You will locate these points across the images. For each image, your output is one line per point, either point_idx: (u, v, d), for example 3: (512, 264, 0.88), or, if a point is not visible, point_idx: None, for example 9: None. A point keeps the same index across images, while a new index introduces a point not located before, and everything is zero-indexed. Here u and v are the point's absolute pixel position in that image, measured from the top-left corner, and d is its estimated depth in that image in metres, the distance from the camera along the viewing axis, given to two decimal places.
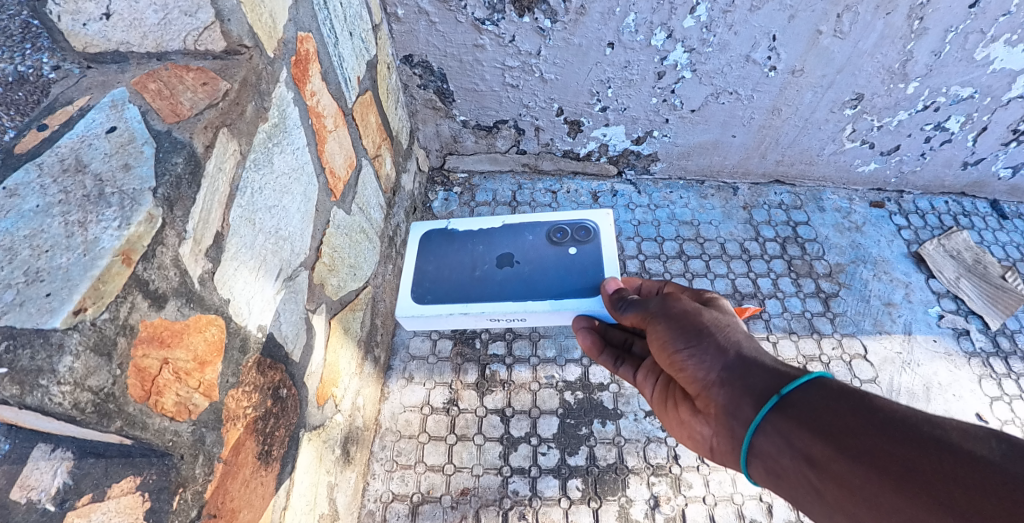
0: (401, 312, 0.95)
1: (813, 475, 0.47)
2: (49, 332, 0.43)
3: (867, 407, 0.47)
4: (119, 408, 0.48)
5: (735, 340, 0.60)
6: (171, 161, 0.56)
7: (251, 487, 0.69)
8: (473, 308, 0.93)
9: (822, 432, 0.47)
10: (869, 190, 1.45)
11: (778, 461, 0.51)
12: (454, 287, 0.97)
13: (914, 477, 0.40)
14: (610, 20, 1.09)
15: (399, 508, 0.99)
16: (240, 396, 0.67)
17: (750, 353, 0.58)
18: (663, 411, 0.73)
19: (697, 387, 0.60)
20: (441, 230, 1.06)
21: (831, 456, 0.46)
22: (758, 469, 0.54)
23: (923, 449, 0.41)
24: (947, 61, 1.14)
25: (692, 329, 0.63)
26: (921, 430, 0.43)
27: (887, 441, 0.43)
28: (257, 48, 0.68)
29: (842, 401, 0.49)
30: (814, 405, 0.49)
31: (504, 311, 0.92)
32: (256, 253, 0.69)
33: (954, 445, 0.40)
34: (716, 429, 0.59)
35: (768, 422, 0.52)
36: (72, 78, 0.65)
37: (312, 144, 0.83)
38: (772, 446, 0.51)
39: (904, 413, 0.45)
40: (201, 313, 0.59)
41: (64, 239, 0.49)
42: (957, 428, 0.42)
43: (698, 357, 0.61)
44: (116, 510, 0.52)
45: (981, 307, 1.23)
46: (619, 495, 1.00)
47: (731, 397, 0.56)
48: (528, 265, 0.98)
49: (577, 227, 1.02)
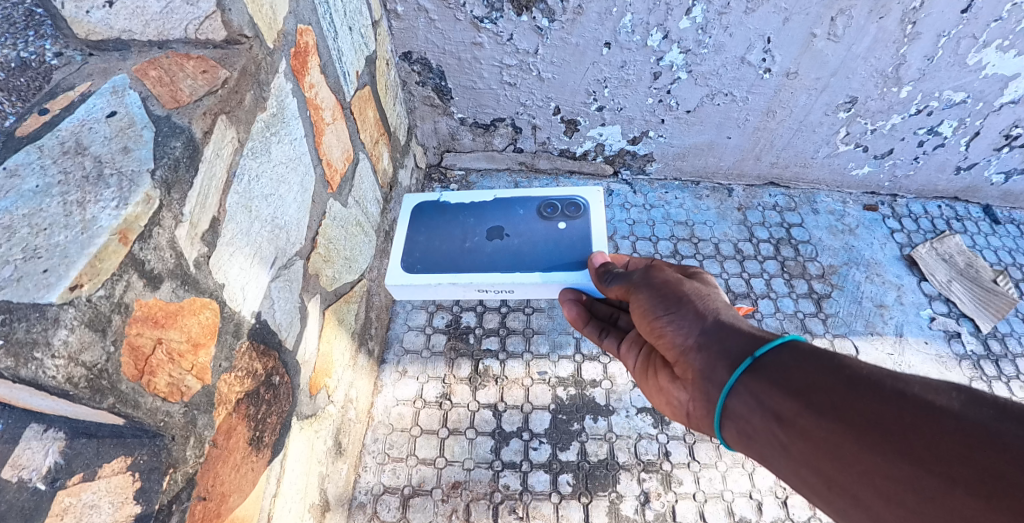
0: (390, 280, 0.96)
1: (781, 431, 0.49)
2: (45, 306, 0.44)
3: (834, 365, 0.48)
4: (112, 384, 0.49)
5: (713, 307, 0.61)
6: (170, 145, 0.57)
7: (241, 472, 0.69)
8: (462, 278, 0.95)
9: (792, 390, 0.49)
10: (863, 193, 1.46)
11: (750, 421, 0.52)
12: (445, 258, 0.99)
13: (876, 427, 0.42)
14: (607, 20, 1.10)
15: (390, 501, 0.99)
16: (232, 380, 0.67)
17: (726, 319, 0.60)
18: (643, 380, 0.74)
19: (676, 353, 0.62)
20: (434, 202, 1.08)
21: (798, 412, 0.47)
22: (731, 431, 0.55)
23: (886, 402, 0.42)
24: (940, 66, 1.15)
25: (672, 297, 0.64)
26: (884, 384, 0.44)
27: (852, 395, 0.45)
28: (257, 38, 0.69)
29: (812, 360, 0.50)
30: (785, 364, 0.50)
31: (492, 281, 0.94)
32: (252, 240, 0.70)
33: (915, 397, 0.42)
34: (693, 394, 0.60)
35: (740, 383, 0.53)
36: (75, 64, 0.66)
37: (310, 136, 0.84)
38: (744, 407, 0.52)
39: (869, 369, 0.46)
40: (196, 296, 0.60)
41: (63, 218, 0.49)
42: (919, 381, 0.43)
43: (676, 324, 0.62)
44: (107, 490, 0.52)
45: (972, 310, 1.24)
46: (609, 491, 1.00)
47: (707, 362, 0.57)
48: (518, 238, 1.00)
49: (567, 203, 1.03)
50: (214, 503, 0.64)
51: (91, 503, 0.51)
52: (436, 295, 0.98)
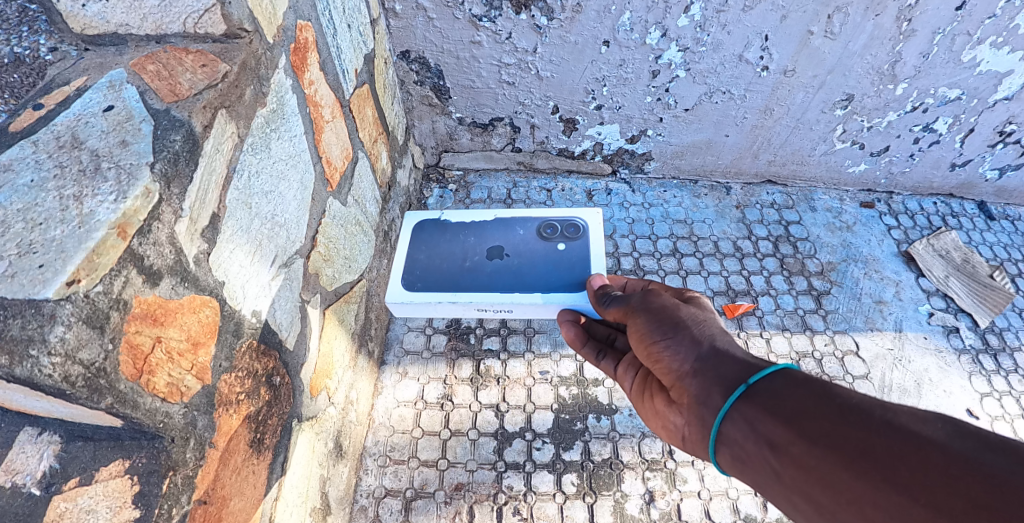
0: (390, 298, 0.95)
1: (773, 458, 0.48)
2: (41, 302, 0.42)
3: (826, 394, 0.47)
4: (110, 384, 0.48)
5: (710, 333, 0.61)
6: (170, 139, 0.55)
7: (242, 475, 0.68)
8: (462, 297, 0.94)
9: (784, 417, 0.48)
10: (859, 190, 1.47)
11: (744, 447, 0.51)
12: (444, 277, 0.98)
13: (865, 457, 0.41)
14: (605, 18, 1.10)
15: (391, 504, 0.98)
16: (233, 381, 0.66)
17: (722, 345, 0.59)
18: (640, 402, 0.73)
19: (672, 378, 0.61)
20: (434, 221, 1.08)
21: (790, 439, 0.47)
22: (725, 457, 0.54)
23: (874, 431, 0.42)
24: (935, 63, 1.16)
25: (668, 321, 0.64)
26: (873, 415, 0.43)
27: (841, 424, 0.44)
28: (257, 32, 0.68)
29: (805, 388, 0.49)
30: (779, 392, 0.50)
31: (491, 301, 0.93)
32: (252, 237, 0.69)
33: (903, 428, 0.41)
34: (689, 418, 0.59)
35: (735, 410, 0.52)
36: (70, 60, 0.64)
37: (310, 133, 0.83)
38: (738, 433, 0.52)
39: (859, 399, 0.45)
40: (196, 294, 0.59)
41: (59, 212, 0.48)
42: (908, 411, 0.42)
43: (673, 349, 0.61)
44: (104, 494, 0.51)
45: (970, 305, 1.25)
46: (614, 490, 1.00)
47: (703, 387, 0.56)
48: (517, 257, 0.99)
49: (566, 224, 1.03)
50: (214, 506, 0.62)
51: (87, 508, 0.49)
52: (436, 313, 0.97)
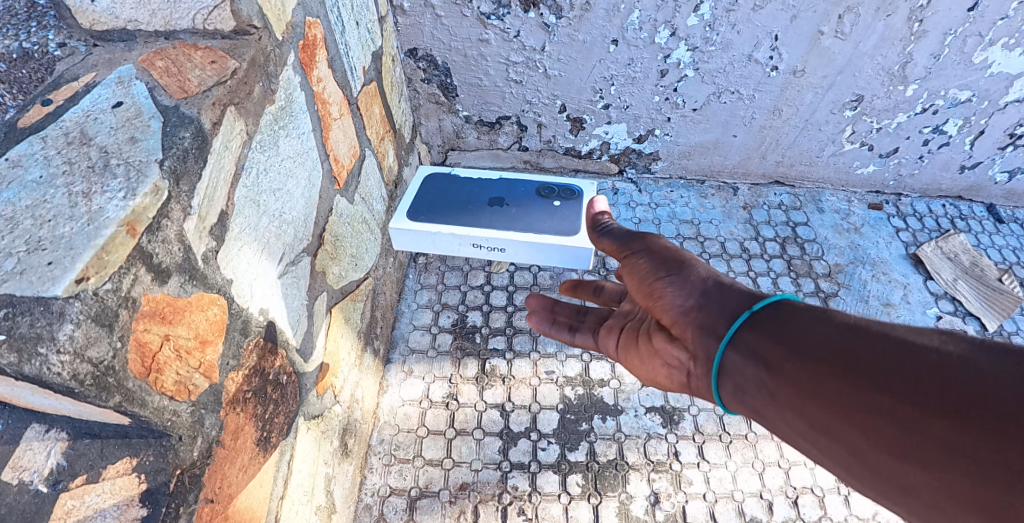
0: (395, 223, 1.10)
1: (771, 379, 0.49)
2: (50, 300, 0.42)
3: (828, 318, 0.48)
4: (119, 382, 0.47)
5: (714, 271, 0.62)
6: (179, 136, 0.55)
7: (248, 473, 0.68)
8: (459, 231, 1.10)
9: (786, 339, 0.49)
10: (868, 192, 1.46)
11: (744, 373, 0.53)
12: (447, 214, 1.14)
13: (863, 368, 0.42)
14: (615, 17, 1.10)
15: (396, 503, 0.98)
16: (240, 378, 0.66)
17: (726, 282, 0.60)
18: (634, 346, 0.74)
19: (673, 315, 0.62)
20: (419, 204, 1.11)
21: (790, 358, 0.48)
22: (726, 387, 0.56)
23: (872, 345, 0.43)
24: (946, 64, 1.15)
25: (674, 261, 0.65)
26: (872, 331, 0.44)
27: (841, 341, 0.45)
28: (266, 29, 0.68)
29: (808, 315, 0.50)
30: (781, 319, 0.51)
31: (485, 237, 1.09)
32: (260, 235, 0.69)
33: (902, 338, 0.42)
34: (692, 353, 0.60)
35: (737, 338, 0.54)
36: (78, 55, 0.64)
37: (318, 131, 0.83)
38: (739, 359, 0.53)
39: (860, 320, 0.46)
40: (204, 292, 0.58)
41: (68, 209, 0.48)
42: (906, 326, 0.43)
43: (677, 286, 0.62)
44: (111, 492, 0.51)
45: (978, 309, 1.24)
46: (619, 491, 0.99)
47: (706, 321, 0.58)
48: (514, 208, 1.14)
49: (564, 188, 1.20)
50: (221, 505, 0.62)
51: (95, 505, 0.50)
52: (433, 244, 1.12)
